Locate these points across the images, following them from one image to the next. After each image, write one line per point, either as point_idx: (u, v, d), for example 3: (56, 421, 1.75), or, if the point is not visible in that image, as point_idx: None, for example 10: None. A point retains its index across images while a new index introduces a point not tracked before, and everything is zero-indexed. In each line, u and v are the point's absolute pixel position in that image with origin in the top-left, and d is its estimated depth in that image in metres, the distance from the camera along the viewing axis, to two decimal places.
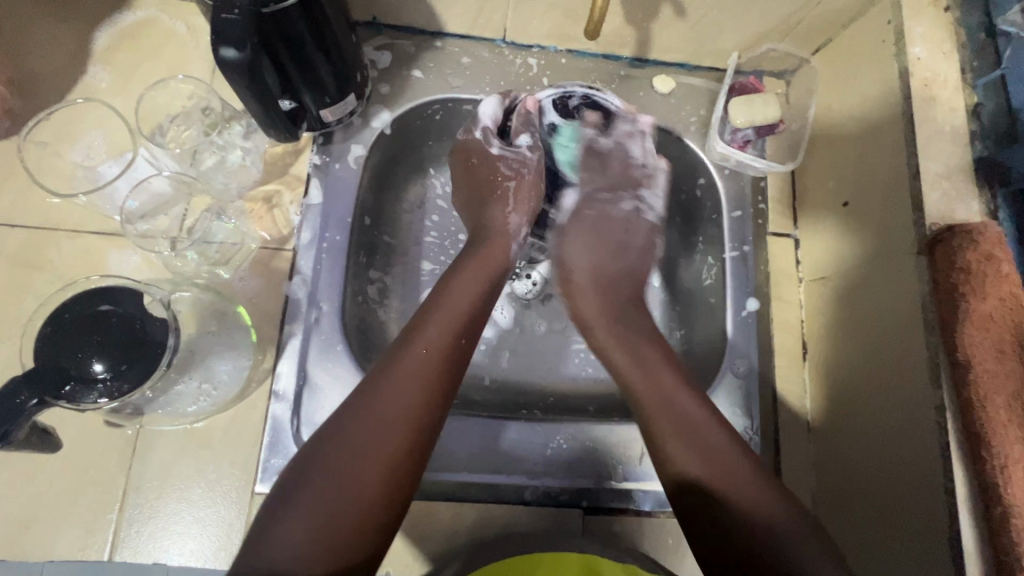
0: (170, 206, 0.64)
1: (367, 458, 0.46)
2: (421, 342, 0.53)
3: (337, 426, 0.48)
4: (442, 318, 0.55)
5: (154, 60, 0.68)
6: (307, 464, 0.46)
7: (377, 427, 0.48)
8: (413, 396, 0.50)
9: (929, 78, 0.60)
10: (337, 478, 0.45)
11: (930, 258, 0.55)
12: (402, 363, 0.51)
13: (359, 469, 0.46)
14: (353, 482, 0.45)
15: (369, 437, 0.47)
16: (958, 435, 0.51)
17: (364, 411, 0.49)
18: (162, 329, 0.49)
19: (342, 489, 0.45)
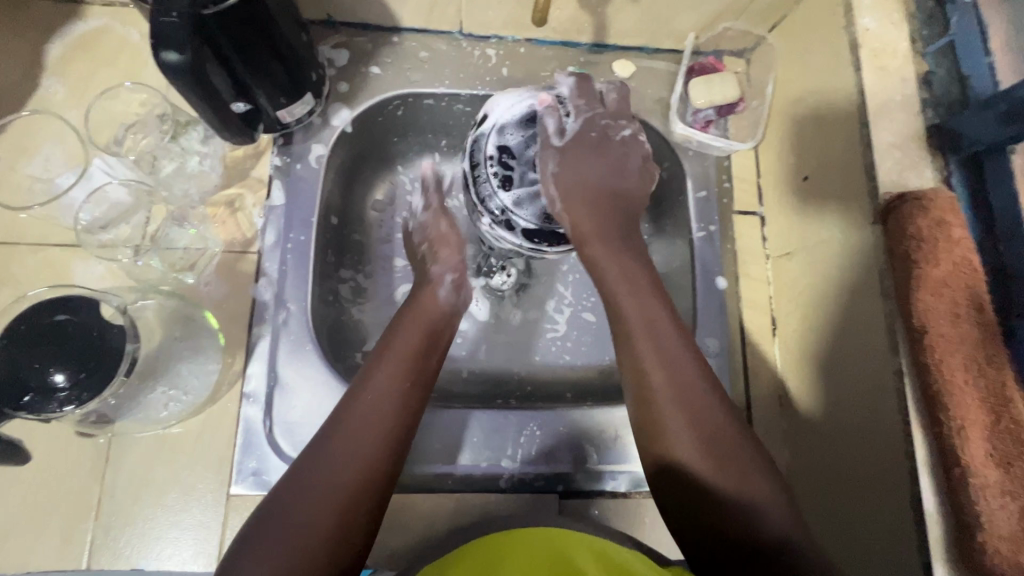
0: (131, 214, 0.64)
1: (347, 481, 0.48)
2: (392, 363, 0.55)
3: (313, 452, 0.49)
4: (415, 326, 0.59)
5: (108, 68, 0.68)
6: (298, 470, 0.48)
7: (355, 451, 0.49)
8: (387, 420, 0.51)
9: (879, 48, 0.60)
10: (317, 505, 0.46)
11: (885, 228, 0.56)
12: (374, 387, 0.53)
13: (338, 494, 0.47)
14: (333, 506, 0.46)
15: (342, 461, 0.48)
16: (917, 400, 0.52)
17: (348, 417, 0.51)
18: (120, 336, 0.49)
19: (323, 515, 0.46)
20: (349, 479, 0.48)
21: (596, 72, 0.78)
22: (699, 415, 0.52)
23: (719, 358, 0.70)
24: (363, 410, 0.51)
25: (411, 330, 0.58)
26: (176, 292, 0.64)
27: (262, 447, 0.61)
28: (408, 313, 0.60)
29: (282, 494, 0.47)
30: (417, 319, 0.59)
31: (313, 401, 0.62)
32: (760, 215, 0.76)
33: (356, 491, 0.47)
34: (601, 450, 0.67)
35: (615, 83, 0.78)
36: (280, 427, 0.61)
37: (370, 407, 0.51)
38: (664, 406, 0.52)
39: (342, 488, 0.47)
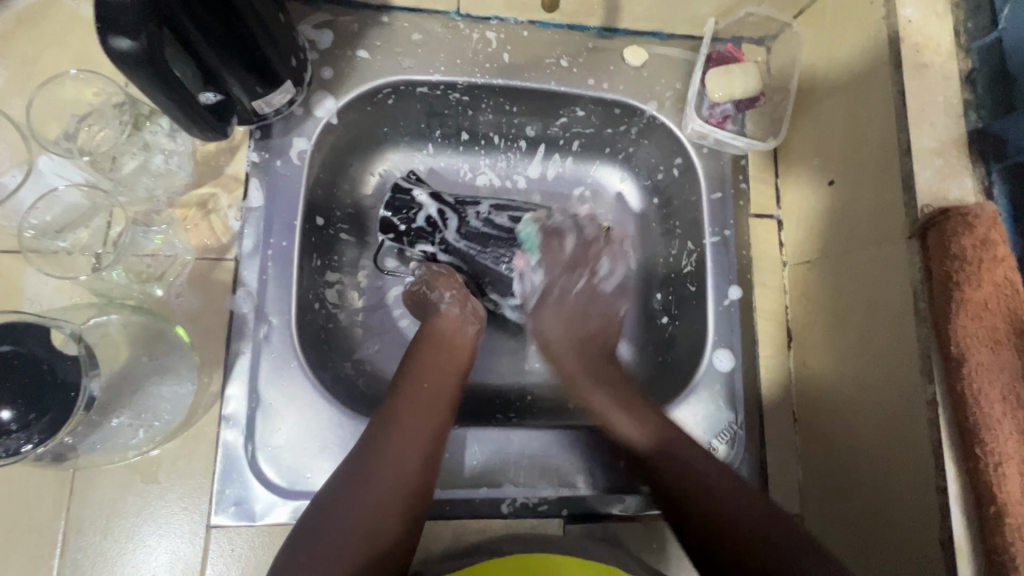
0: (89, 217, 0.57)
1: (387, 512, 0.50)
2: (421, 392, 0.57)
3: (349, 482, 0.51)
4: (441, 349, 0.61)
5: (57, 49, 0.60)
6: (346, 484, 0.50)
7: (394, 479, 0.51)
8: (425, 438, 0.54)
9: (921, 43, 0.55)
10: (360, 532, 0.48)
11: (922, 244, 0.52)
12: (407, 413, 0.55)
13: (380, 521, 0.49)
14: (374, 533, 0.48)
15: (393, 475, 0.51)
16: (950, 430, 0.49)
17: (392, 435, 0.53)
18: (75, 370, 0.43)
19: (364, 543, 0.48)
20: (399, 480, 0.51)
21: (604, 58, 0.71)
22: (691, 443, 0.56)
23: (734, 373, 0.67)
24: (396, 438, 0.53)
25: (435, 359, 0.60)
26: (143, 306, 0.57)
27: (243, 474, 0.56)
28: (433, 341, 0.62)
29: (321, 522, 0.48)
30: (441, 345, 0.61)
31: (298, 422, 0.58)
32: (778, 218, 0.72)
33: (394, 518, 0.50)
34: (610, 469, 0.63)
35: (625, 71, 0.72)
36: (263, 452, 0.57)
37: (403, 436, 0.53)
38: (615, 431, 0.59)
39: (381, 517, 0.49)
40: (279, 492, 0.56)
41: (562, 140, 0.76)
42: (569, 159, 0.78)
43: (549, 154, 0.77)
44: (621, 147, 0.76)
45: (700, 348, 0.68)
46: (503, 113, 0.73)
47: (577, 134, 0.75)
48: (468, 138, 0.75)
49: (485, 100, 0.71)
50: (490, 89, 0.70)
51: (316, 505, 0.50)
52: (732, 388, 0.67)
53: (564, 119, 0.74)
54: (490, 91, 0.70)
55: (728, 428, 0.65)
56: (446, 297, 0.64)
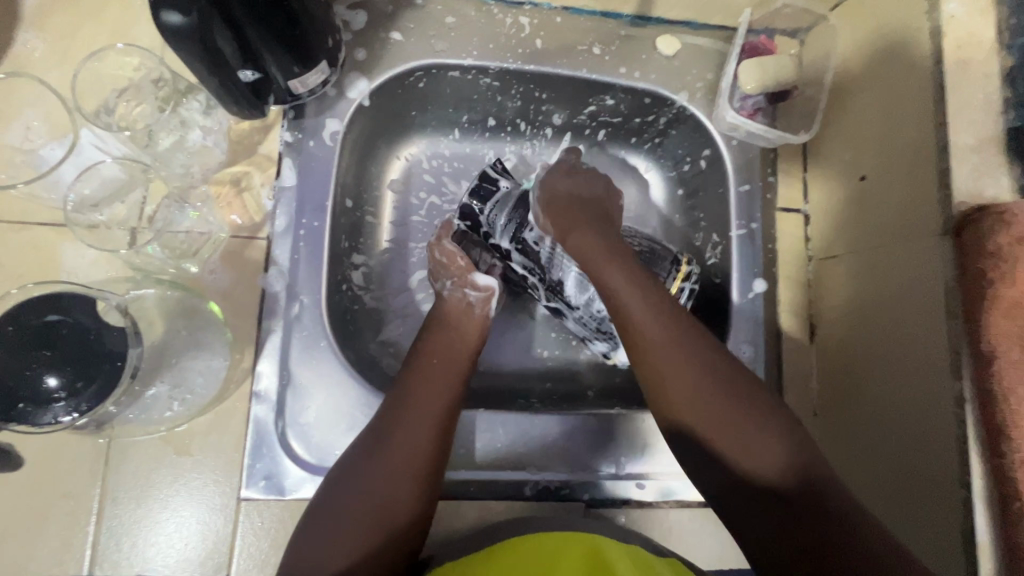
0: (126, 192, 0.58)
1: (396, 479, 0.50)
2: (428, 372, 0.57)
3: (360, 453, 0.52)
4: (449, 332, 0.61)
5: (95, 23, 0.60)
6: (354, 463, 0.51)
7: (404, 449, 0.51)
8: (432, 418, 0.53)
9: (963, 39, 0.54)
10: (370, 499, 0.49)
11: (956, 241, 0.52)
12: (417, 387, 0.55)
13: (390, 489, 0.50)
14: (383, 501, 0.49)
15: (399, 456, 0.51)
16: (976, 427, 0.49)
17: (399, 414, 0.53)
18: (121, 341, 0.44)
19: (374, 510, 0.49)
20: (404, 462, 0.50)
21: (636, 47, 0.71)
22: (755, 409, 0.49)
23: (756, 366, 0.67)
24: (404, 409, 0.53)
25: (445, 338, 0.60)
26: (178, 281, 0.58)
27: (273, 448, 0.57)
28: (441, 324, 0.62)
29: (335, 492, 0.50)
30: (450, 327, 0.62)
31: (327, 401, 0.58)
32: (804, 213, 0.72)
33: (404, 486, 0.50)
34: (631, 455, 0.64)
35: (657, 61, 0.71)
36: (293, 428, 0.57)
37: (412, 408, 0.53)
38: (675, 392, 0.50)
39: (389, 484, 0.50)
40: (308, 467, 0.57)
41: (589, 129, 0.76)
42: (595, 148, 0.78)
43: (575, 142, 0.77)
44: (648, 137, 0.76)
45: (723, 340, 0.68)
46: (532, 99, 0.73)
47: (604, 123, 0.75)
48: (494, 123, 0.75)
49: (516, 86, 0.71)
50: (521, 75, 0.70)
51: (327, 483, 0.51)
52: (755, 380, 0.67)
53: (593, 108, 0.73)
54: (522, 77, 0.70)
55: None
56: (449, 285, 0.64)
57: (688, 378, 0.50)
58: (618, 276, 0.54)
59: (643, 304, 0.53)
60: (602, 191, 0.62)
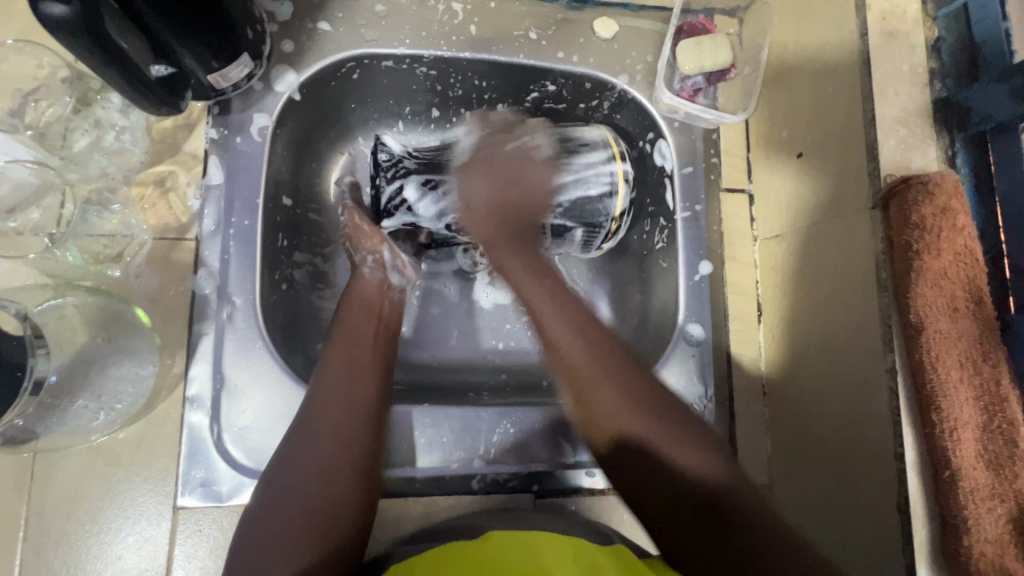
0: (41, 196, 0.55)
1: (334, 476, 0.50)
2: (345, 362, 0.56)
3: (283, 467, 0.50)
4: (355, 326, 0.59)
5: (0, 21, 0.58)
6: (282, 477, 0.50)
7: (333, 447, 0.51)
8: (359, 415, 0.53)
9: (887, 10, 0.54)
10: (313, 499, 0.49)
11: (885, 214, 0.51)
12: (335, 380, 0.54)
13: (331, 486, 0.49)
14: (320, 502, 0.48)
15: (330, 456, 0.51)
16: (909, 398, 0.49)
17: (322, 415, 0.52)
18: (20, 351, 0.42)
19: (313, 515, 0.48)
20: (339, 464, 0.51)
21: (574, 31, 0.70)
22: (595, 348, 0.51)
23: (704, 349, 0.67)
24: (323, 405, 0.53)
25: (360, 331, 0.59)
26: (101, 287, 0.57)
27: (209, 454, 0.55)
28: (362, 306, 0.60)
29: (273, 506, 0.48)
30: (367, 305, 0.61)
31: (264, 403, 0.57)
32: (749, 192, 0.71)
33: (344, 485, 0.50)
34: None
35: (595, 44, 0.70)
36: (229, 433, 0.56)
37: (338, 407, 0.53)
38: (604, 408, 0.49)
39: (324, 489, 0.49)
40: (245, 472, 0.55)
41: None
42: None
43: None
44: (594, 122, 0.75)
45: (671, 323, 0.68)
46: (472, 88, 0.72)
47: (549, 109, 0.74)
48: (438, 114, 0.74)
49: (454, 75, 0.70)
50: (459, 64, 0.69)
51: (252, 503, 0.49)
52: (704, 363, 0.67)
53: (535, 94, 0.72)
54: (459, 66, 0.69)
55: (698, 402, 0.66)
56: (368, 261, 0.64)
57: (627, 389, 0.49)
58: (519, 264, 0.57)
59: (561, 320, 0.52)
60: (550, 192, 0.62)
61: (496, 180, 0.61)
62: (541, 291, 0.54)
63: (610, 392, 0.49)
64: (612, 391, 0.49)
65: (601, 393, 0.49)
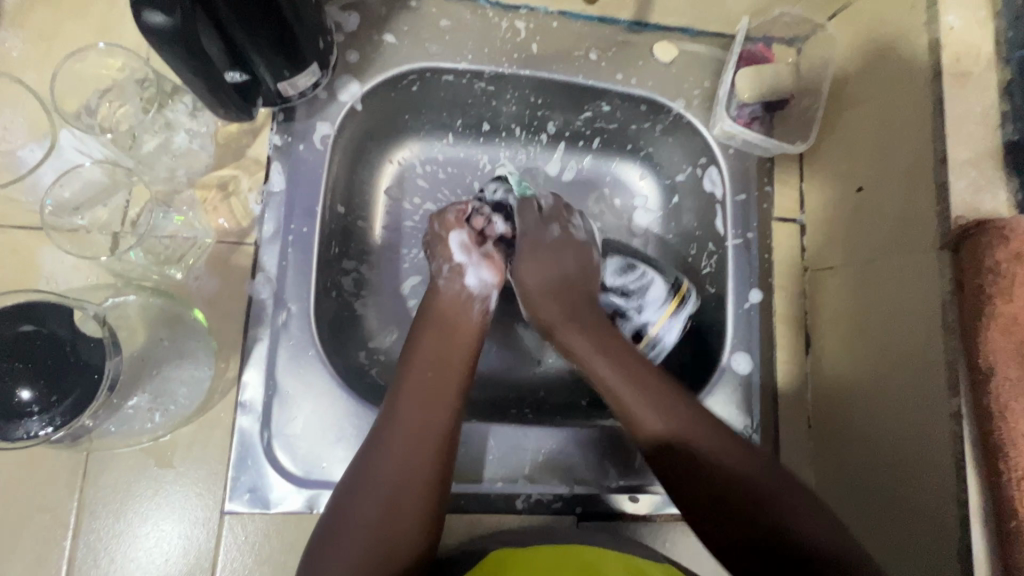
0: (108, 194, 0.57)
1: (397, 503, 0.48)
2: (422, 377, 0.55)
3: (354, 479, 0.49)
4: (436, 343, 0.58)
5: (78, 21, 0.59)
6: (349, 493, 0.49)
7: (395, 471, 0.49)
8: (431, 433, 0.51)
9: (961, 51, 0.54)
10: (370, 527, 0.46)
11: (955, 257, 0.51)
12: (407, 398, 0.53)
13: (394, 508, 0.47)
14: (387, 525, 0.47)
15: (398, 476, 0.49)
16: (974, 443, 0.48)
17: (393, 433, 0.51)
18: (97, 352, 0.43)
19: (379, 535, 0.46)
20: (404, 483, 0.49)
21: (633, 53, 0.70)
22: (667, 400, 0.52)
23: (751, 377, 0.67)
24: (394, 422, 0.51)
25: (442, 346, 0.57)
26: (161, 288, 0.57)
27: (258, 460, 0.55)
28: (440, 327, 0.59)
29: (337, 524, 0.47)
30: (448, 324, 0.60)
31: (314, 412, 0.57)
32: (800, 223, 0.71)
33: (409, 507, 0.48)
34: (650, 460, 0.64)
35: (654, 68, 0.70)
36: (279, 440, 0.56)
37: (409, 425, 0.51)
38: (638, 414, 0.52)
39: (388, 512, 0.47)
40: (294, 480, 0.55)
41: (584, 138, 0.75)
42: (588, 157, 0.76)
43: (569, 152, 0.76)
44: (643, 145, 0.75)
45: (718, 350, 0.68)
46: (526, 105, 0.71)
47: (600, 130, 0.74)
48: (489, 128, 0.74)
49: (510, 91, 0.70)
50: (517, 80, 0.69)
51: (320, 517, 0.49)
52: (750, 392, 0.66)
53: (588, 114, 0.72)
54: (517, 82, 0.69)
55: (744, 432, 0.66)
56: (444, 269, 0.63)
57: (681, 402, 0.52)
58: (585, 342, 0.57)
59: (609, 365, 0.55)
60: (568, 258, 0.62)
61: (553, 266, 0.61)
62: (609, 340, 0.56)
63: (670, 402, 0.52)
64: (644, 406, 0.52)
65: (643, 416, 0.52)
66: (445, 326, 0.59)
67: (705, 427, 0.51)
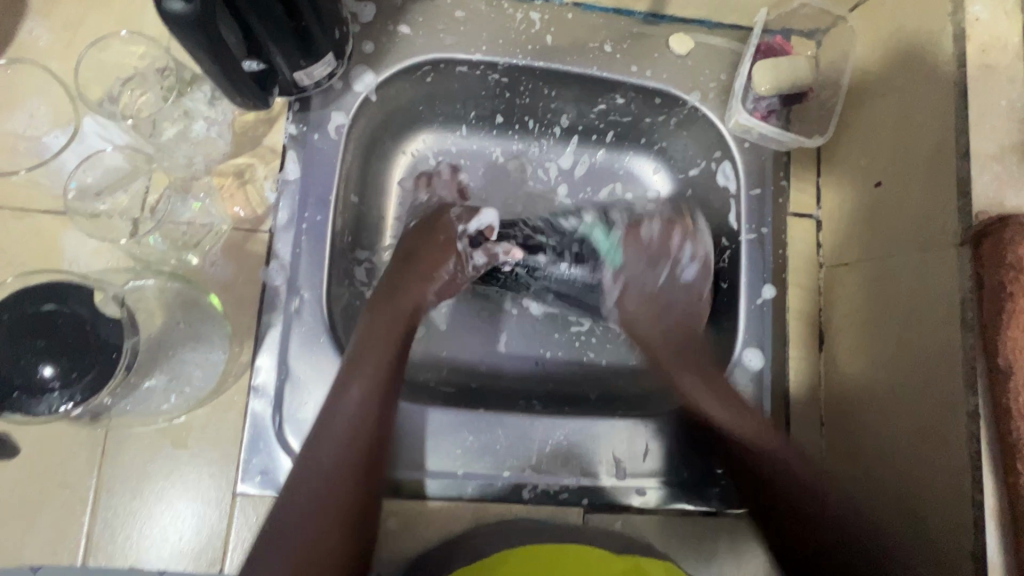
0: (128, 181, 0.58)
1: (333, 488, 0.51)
2: (362, 362, 0.56)
3: (305, 466, 0.52)
4: (383, 325, 0.59)
5: (102, 11, 0.60)
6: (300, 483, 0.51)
7: (342, 458, 0.52)
8: (375, 419, 0.54)
9: (987, 42, 0.52)
10: (319, 514, 0.50)
11: (975, 252, 0.50)
12: (356, 384, 0.54)
13: (333, 494, 0.51)
14: (328, 510, 0.51)
15: (341, 463, 0.52)
16: (991, 443, 0.47)
17: (331, 423, 0.53)
18: (118, 332, 0.44)
19: (329, 523, 0.50)
20: (348, 472, 0.52)
21: (648, 46, 0.70)
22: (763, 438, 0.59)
23: (762, 373, 0.66)
24: (342, 410, 0.53)
25: (381, 328, 0.58)
26: (179, 273, 0.58)
27: (271, 443, 0.56)
28: (391, 310, 0.60)
29: (285, 511, 0.51)
30: (393, 308, 0.60)
31: (325, 397, 0.58)
32: (816, 219, 0.70)
33: (349, 490, 0.52)
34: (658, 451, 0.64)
35: (670, 60, 0.70)
36: (290, 424, 0.57)
37: (349, 414, 0.53)
38: (716, 414, 0.61)
39: (332, 499, 0.51)
40: None
41: (597, 131, 0.75)
42: (601, 151, 0.76)
43: (582, 145, 0.76)
44: (656, 138, 0.74)
45: (729, 345, 0.67)
46: (540, 97, 0.71)
47: (614, 122, 0.73)
48: (502, 121, 0.74)
49: (524, 83, 0.70)
50: (530, 72, 0.69)
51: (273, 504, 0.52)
52: (761, 388, 0.66)
53: (602, 106, 0.72)
54: (531, 74, 0.69)
55: None
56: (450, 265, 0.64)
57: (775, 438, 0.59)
58: (690, 380, 0.63)
59: (724, 411, 0.61)
60: (685, 297, 0.68)
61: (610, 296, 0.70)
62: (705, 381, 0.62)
63: (772, 439, 0.59)
64: (719, 408, 0.61)
65: (733, 427, 0.60)
66: (386, 308, 0.60)
67: (802, 462, 0.58)
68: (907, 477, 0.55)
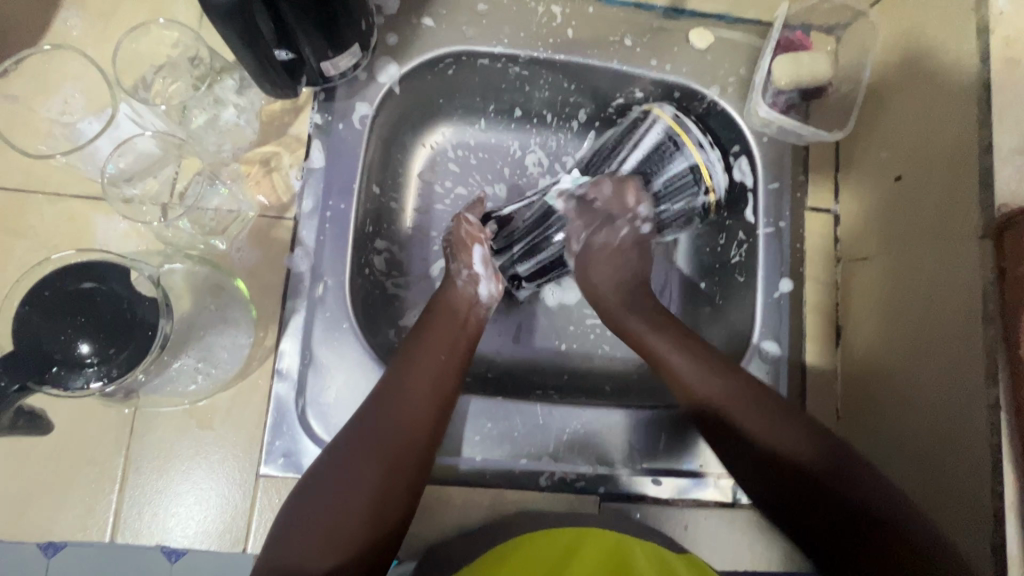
0: (159, 166, 0.59)
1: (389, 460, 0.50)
2: (427, 354, 0.57)
3: (355, 435, 0.51)
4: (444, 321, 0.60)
5: (136, 1, 0.61)
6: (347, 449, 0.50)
7: (399, 431, 0.51)
8: (433, 403, 0.54)
9: (1010, 36, 0.52)
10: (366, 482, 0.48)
11: (997, 243, 0.50)
12: (416, 371, 0.55)
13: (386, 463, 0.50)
14: (378, 478, 0.49)
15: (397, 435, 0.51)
16: (1012, 436, 0.47)
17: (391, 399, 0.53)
18: (152, 311, 0.45)
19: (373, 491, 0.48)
20: (401, 444, 0.51)
21: (668, 40, 0.70)
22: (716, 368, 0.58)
23: (778, 367, 0.66)
24: (401, 389, 0.54)
25: (444, 324, 0.60)
26: (206, 258, 0.60)
27: (294, 427, 0.57)
28: (450, 309, 0.61)
29: (328, 476, 0.49)
30: (456, 315, 0.61)
31: (347, 383, 0.58)
32: (833, 214, 0.71)
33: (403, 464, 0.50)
34: (674, 443, 0.64)
35: (690, 54, 0.70)
36: (313, 408, 0.58)
37: (409, 394, 0.54)
38: (675, 362, 0.59)
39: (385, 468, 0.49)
40: None
41: (614, 125, 0.75)
42: None
43: (599, 140, 0.76)
44: None
45: (745, 338, 0.68)
46: (559, 91, 0.72)
47: (631, 116, 0.74)
48: (521, 114, 0.75)
49: (543, 76, 0.71)
50: (551, 65, 0.69)
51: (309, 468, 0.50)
52: (777, 381, 0.66)
53: (621, 100, 0.73)
54: (551, 67, 0.69)
55: None
56: (464, 274, 0.64)
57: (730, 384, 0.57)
58: (663, 337, 0.61)
59: (689, 362, 0.58)
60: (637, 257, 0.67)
61: (620, 267, 0.66)
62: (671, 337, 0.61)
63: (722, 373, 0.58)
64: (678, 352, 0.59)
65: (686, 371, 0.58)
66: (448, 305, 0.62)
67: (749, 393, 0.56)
68: (929, 468, 0.55)
